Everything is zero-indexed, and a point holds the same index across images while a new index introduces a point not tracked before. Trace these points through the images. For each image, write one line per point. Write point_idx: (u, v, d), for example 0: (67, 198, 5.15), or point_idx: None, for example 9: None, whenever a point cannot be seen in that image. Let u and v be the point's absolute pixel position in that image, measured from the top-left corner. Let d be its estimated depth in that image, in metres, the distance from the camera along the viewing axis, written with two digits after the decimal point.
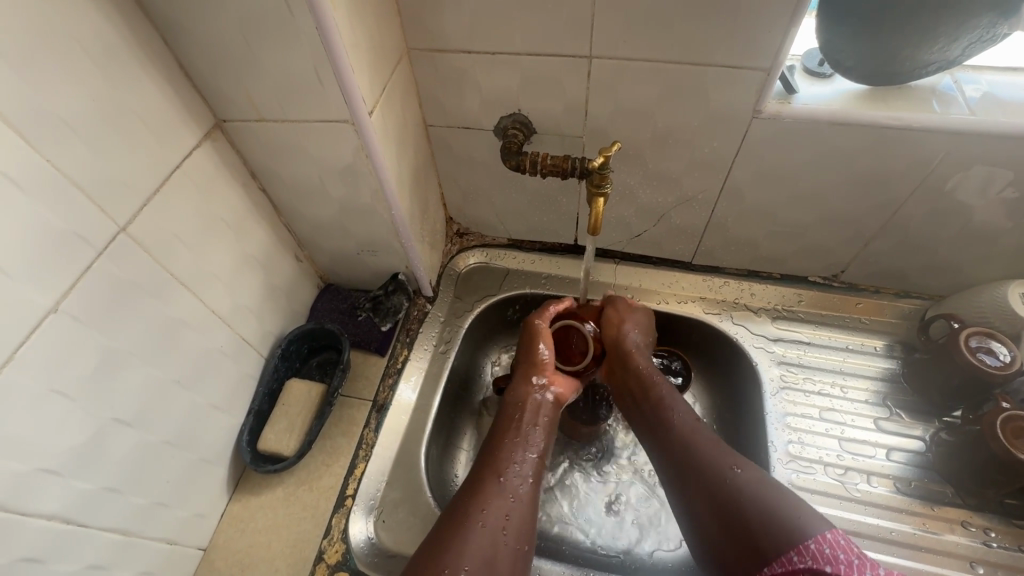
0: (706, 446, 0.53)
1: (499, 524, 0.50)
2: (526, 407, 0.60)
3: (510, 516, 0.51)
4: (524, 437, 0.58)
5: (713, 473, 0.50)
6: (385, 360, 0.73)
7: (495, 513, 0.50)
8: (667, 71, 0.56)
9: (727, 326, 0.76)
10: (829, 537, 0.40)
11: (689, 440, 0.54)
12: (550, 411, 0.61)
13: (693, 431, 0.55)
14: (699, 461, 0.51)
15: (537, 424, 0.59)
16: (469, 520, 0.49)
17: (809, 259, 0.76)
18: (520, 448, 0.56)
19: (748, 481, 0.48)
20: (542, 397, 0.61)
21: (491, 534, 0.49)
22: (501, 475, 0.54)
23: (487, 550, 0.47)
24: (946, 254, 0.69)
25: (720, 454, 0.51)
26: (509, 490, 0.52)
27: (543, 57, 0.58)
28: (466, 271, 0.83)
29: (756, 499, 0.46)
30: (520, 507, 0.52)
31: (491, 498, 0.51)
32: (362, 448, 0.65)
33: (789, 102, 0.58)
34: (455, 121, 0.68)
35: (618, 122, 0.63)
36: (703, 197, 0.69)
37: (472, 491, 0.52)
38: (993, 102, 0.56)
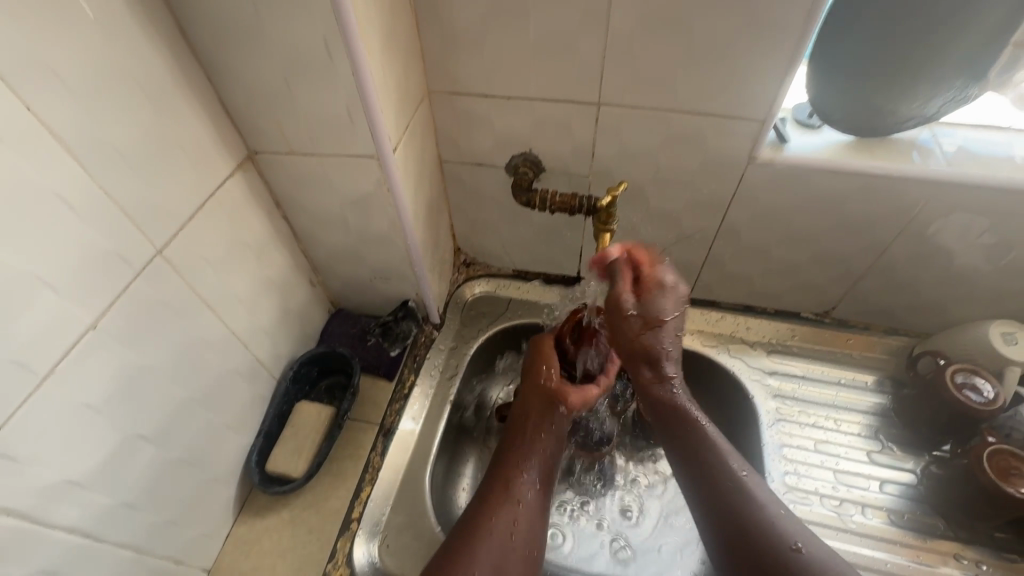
0: (755, 503, 0.51)
1: (509, 526, 0.53)
2: (532, 416, 0.63)
3: (519, 525, 0.54)
4: (533, 446, 0.61)
5: (774, 557, 0.47)
6: (392, 385, 0.75)
7: (508, 514, 0.54)
8: (670, 119, 0.60)
9: (724, 358, 0.79)
10: None
11: (732, 495, 0.52)
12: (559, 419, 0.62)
13: (741, 492, 0.52)
14: (757, 542, 0.48)
15: (543, 432, 0.61)
16: (479, 528, 0.52)
17: (801, 296, 0.79)
18: (528, 455, 0.60)
19: (813, 564, 0.45)
20: (551, 409, 0.63)
21: (499, 542, 0.51)
22: (510, 484, 0.57)
23: (503, 549, 0.51)
24: (931, 294, 0.72)
25: (774, 526, 0.49)
26: (518, 497, 0.56)
27: (554, 103, 0.62)
28: (472, 300, 0.86)
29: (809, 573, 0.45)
30: (527, 512, 0.55)
31: (500, 508, 0.54)
32: (368, 471, 0.66)
33: (782, 150, 0.62)
34: (468, 157, 0.72)
35: (622, 163, 0.67)
36: (702, 235, 0.73)
37: (483, 497, 0.56)
38: (970, 156, 0.61)
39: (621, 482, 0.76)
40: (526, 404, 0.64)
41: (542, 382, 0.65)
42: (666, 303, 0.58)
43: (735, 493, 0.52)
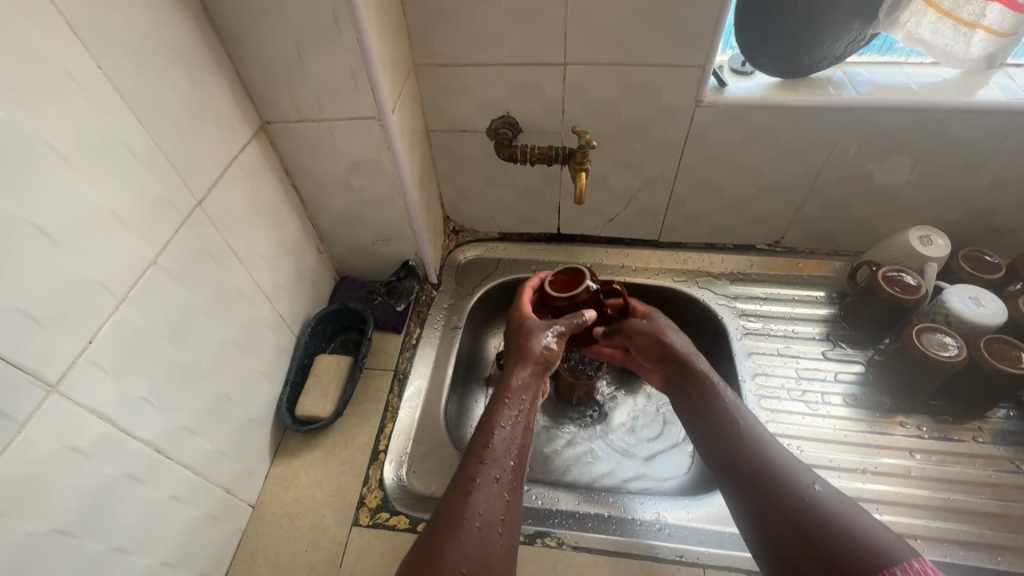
0: (773, 455, 0.54)
1: (495, 520, 0.48)
2: (522, 392, 0.60)
3: (506, 520, 0.49)
4: (514, 424, 0.57)
5: (791, 496, 0.49)
6: (401, 337, 0.82)
7: (494, 507, 0.49)
8: (627, 72, 0.70)
9: (694, 289, 0.89)
10: (915, 564, 0.39)
11: (751, 447, 0.55)
12: (536, 400, 0.60)
13: (759, 443, 0.55)
14: (777, 484, 0.51)
15: (527, 410, 0.59)
16: (465, 518, 0.47)
17: (754, 229, 0.90)
18: (507, 436, 0.55)
19: (827, 500, 0.48)
20: (535, 384, 0.61)
21: (485, 536, 0.47)
22: (494, 469, 0.52)
23: (490, 543, 0.46)
24: (860, 213, 0.84)
25: (795, 473, 0.51)
26: (502, 489, 0.51)
27: (527, 67, 0.72)
28: (465, 262, 0.96)
29: (819, 512, 0.47)
30: (512, 508, 0.50)
31: (486, 496, 0.49)
32: (389, 410, 0.73)
33: (722, 93, 0.72)
34: (452, 124, 0.80)
35: (589, 117, 0.76)
36: (663, 179, 0.83)
37: (465, 486, 0.50)
38: (876, 87, 0.72)
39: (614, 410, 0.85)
40: (507, 385, 0.60)
41: (518, 361, 0.63)
42: (662, 320, 0.72)
43: (757, 445, 0.55)
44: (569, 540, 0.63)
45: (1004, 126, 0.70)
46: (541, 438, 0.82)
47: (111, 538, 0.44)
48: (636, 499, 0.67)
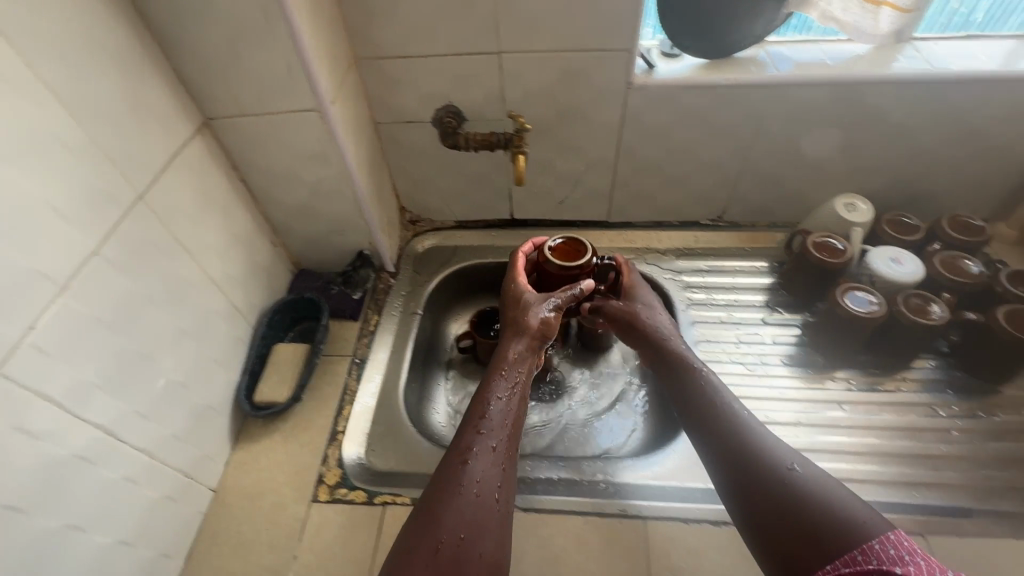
0: (756, 433, 0.57)
1: (491, 488, 0.53)
2: (518, 362, 0.64)
3: (502, 488, 0.53)
4: (507, 394, 0.61)
5: (771, 470, 0.52)
6: (359, 323, 0.84)
7: (491, 475, 0.53)
8: (559, 58, 0.74)
9: (642, 266, 0.93)
10: (891, 539, 0.42)
11: (735, 424, 0.58)
12: (530, 372, 0.65)
13: (736, 420, 0.58)
14: (757, 457, 0.54)
15: (521, 381, 0.63)
16: (461, 488, 0.51)
17: (697, 206, 0.94)
18: (500, 409, 0.59)
19: (808, 481, 0.50)
20: (530, 354, 0.66)
21: (482, 503, 0.51)
22: (488, 440, 0.56)
23: (484, 510, 0.51)
24: (793, 185, 0.89)
25: (777, 450, 0.54)
26: (498, 460, 0.55)
27: (463, 56, 0.74)
28: (424, 251, 0.98)
29: (798, 488, 0.50)
30: (506, 476, 0.55)
31: (483, 468, 0.53)
32: (347, 394, 0.76)
33: (651, 75, 0.76)
34: (398, 116, 0.83)
35: (528, 103, 0.79)
36: (605, 161, 0.87)
37: (462, 455, 0.54)
38: (795, 63, 0.77)
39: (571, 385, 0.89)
40: (501, 359, 0.65)
41: (514, 336, 0.67)
42: (644, 299, 0.78)
43: (740, 424, 0.58)
44: (520, 501, 0.67)
45: (912, 95, 0.75)
46: None
47: (65, 516, 0.47)
48: (585, 463, 0.70)
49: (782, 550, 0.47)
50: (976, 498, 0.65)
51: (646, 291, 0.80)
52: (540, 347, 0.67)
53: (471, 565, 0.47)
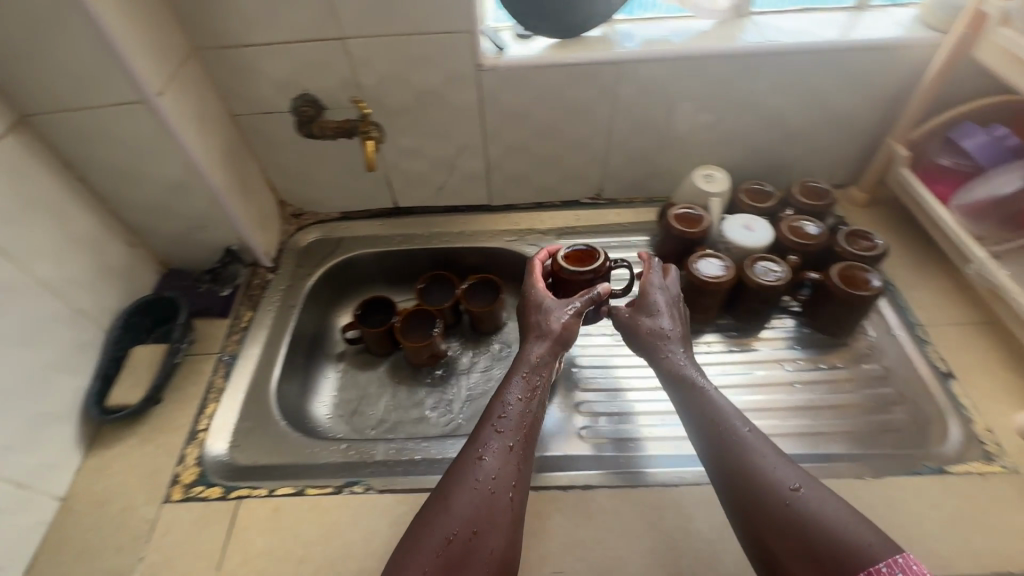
0: (761, 446, 0.55)
1: (505, 485, 0.55)
2: (535, 368, 0.65)
3: (516, 487, 0.55)
4: (520, 398, 0.61)
5: (772, 489, 0.52)
6: (229, 321, 0.83)
7: (504, 473, 0.56)
8: (403, 41, 0.74)
9: (523, 247, 0.95)
10: (899, 561, 0.43)
11: (738, 434, 0.57)
12: (549, 378, 0.65)
13: (735, 419, 0.58)
14: (761, 471, 0.53)
15: (533, 390, 0.63)
16: (470, 489, 0.54)
17: (574, 186, 0.96)
18: (513, 411, 0.60)
19: (811, 503, 0.50)
20: (544, 359, 0.66)
21: (484, 513, 0.53)
22: (495, 446, 0.57)
23: (490, 513, 0.53)
24: (660, 160, 0.92)
25: (784, 469, 0.53)
26: (506, 471, 0.55)
27: (307, 43, 0.73)
28: (307, 245, 0.97)
29: (798, 512, 0.49)
30: (518, 479, 0.56)
31: (496, 475, 0.55)
32: (212, 392, 0.75)
33: (501, 56, 0.77)
34: (255, 107, 0.81)
35: (385, 89, 0.79)
36: (474, 144, 0.88)
37: (473, 454, 0.56)
38: (641, 41, 0.79)
39: (462, 367, 0.94)
40: (524, 357, 0.65)
41: (536, 337, 0.67)
42: (655, 297, 0.69)
43: (744, 440, 0.56)
44: (377, 484, 0.66)
45: (749, 68, 0.79)
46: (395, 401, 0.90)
47: None
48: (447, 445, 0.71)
49: (768, 544, 0.50)
50: (809, 444, 0.69)
51: (665, 281, 0.72)
52: (557, 351, 0.67)
53: (478, 566, 0.50)
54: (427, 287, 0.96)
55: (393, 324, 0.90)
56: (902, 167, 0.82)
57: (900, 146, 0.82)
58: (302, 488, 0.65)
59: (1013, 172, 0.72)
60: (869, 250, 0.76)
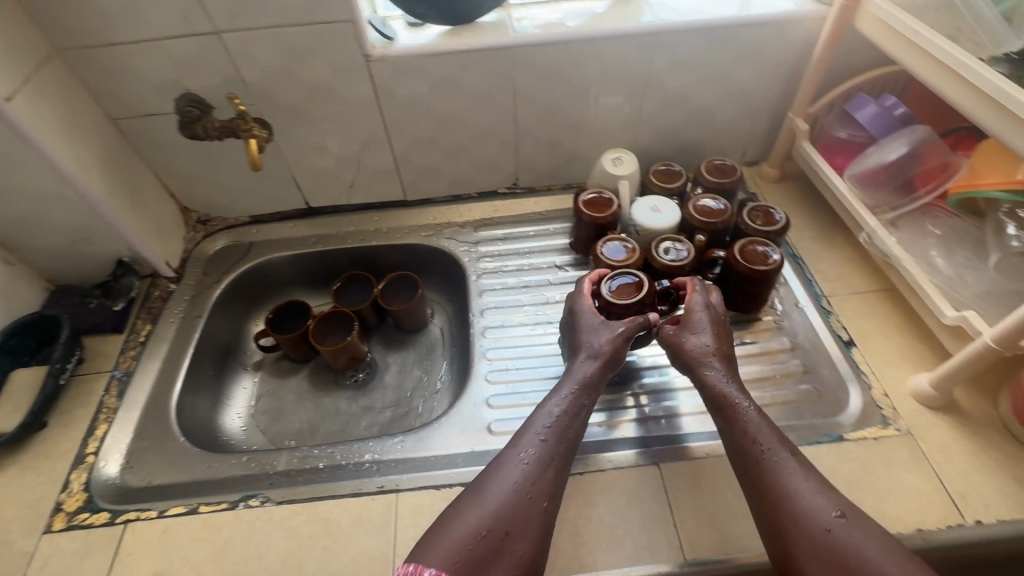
0: (803, 468, 0.54)
1: (540, 494, 0.54)
2: (581, 385, 0.62)
3: (550, 498, 0.55)
4: (566, 410, 0.60)
5: (812, 516, 0.51)
6: (123, 336, 0.80)
7: (539, 480, 0.55)
8: (282, 33, 0.70)
9: (440, 241, 0.93)
10: None
11: (781, 453, 0.55)
12: (593, 402, 0.62)
13: (778, 441, 0.56)
14: (801, 494, 0.52)
15: (581, 404, 0.61)
16: (507, 494, 0.54)
17: (489, 176, 0.95)
18: (557, 423, 0.59)
19: (849, 535, 0.49)
20: (587, 378, 0.63)
21: (516, 529, 0.52)
22: (539, 456, 0.56)
23: (526, 521, 0.52)
24: (571, 146, 0.91)
25: (826, 496, 0.52)
26: (542, 487, 0.55)
27: (180, 39, 0.70)
28: (215, 252, 0.92)
29: (842, 541, 0.49)
30: (547, 496, 0.55)
31: (534, 487, 0.54)
32: (102, 412, 0.72)
33: (389, 45, 0.75)
34: (135, 109, 0.77)
35: (272, 85, 0.76)
36: (377, 138, 0.85)
37: (512, 454, 0.57)
38: (534, 25, 0.78)
39: (385, 368, 0.91)
40: (572, 372, 0.64)
41: (586, 355, 0.65)
42: (699, 316, 0.66)
43: (788, 461, 0.55)
44: (276, 496, 0.63)
45: (645, 48, 0.78)
46: (313, 408, 0.87)
47: None
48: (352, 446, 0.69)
49: (790, 553, 0.50)
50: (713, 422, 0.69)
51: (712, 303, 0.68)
52: (602, 371, 0.64)
53: (504, 567, 0.50)
54: (344, 289, 0.93)
55: (307, 327, 0.87)
56: (802, 141, 0.83)
57: (800, 120, 0.83)
58: (195, 505, 0.63)
59: (898, 139, 0.73)
60: (772, 225, 0.77)
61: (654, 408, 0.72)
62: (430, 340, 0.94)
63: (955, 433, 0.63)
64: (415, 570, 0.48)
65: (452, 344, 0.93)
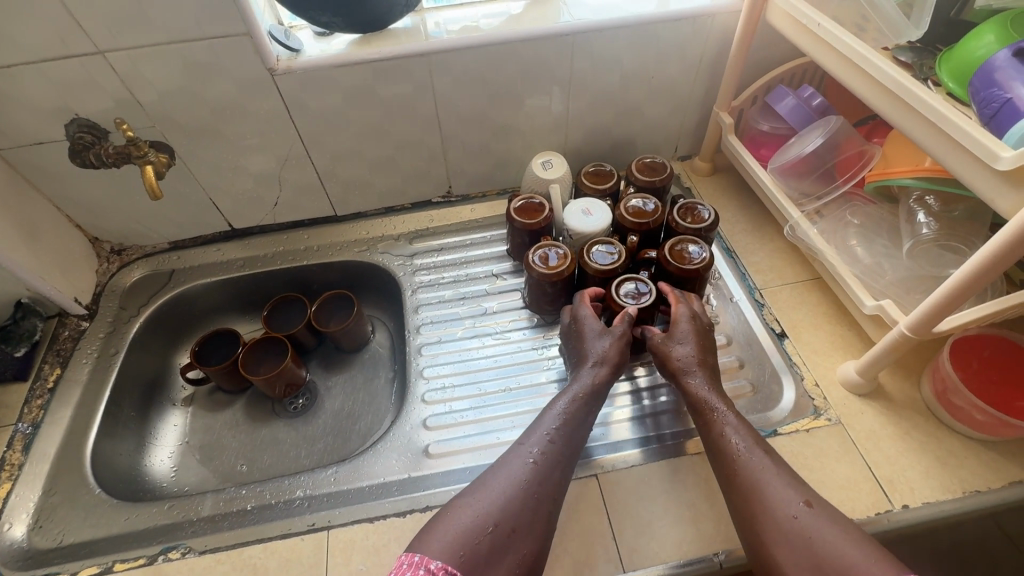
0: (781, 466, 0.54)
1: (543, 498, 0.54)
2: (581, 393, 0.63)
3: (553, 500, 0.55)
4: (571, 418, 0.61)
5: (782, 507, 0.51)
6: (29, 384, 0.74)
7: (543, 485, 0.55)
8: (175, 51, 0.66)
9: (374, 257, 0.90)
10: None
11: (758, 453, 0.55)
12: (592, 411, 0.62)
13: (759, 445, 0.56)
14: (779, 489, 0.52)
15: (583, 411, 0.62)
16: (511, 495, 0.53)
17: (420, 186, 0.92)
18: (559, 429, 0.60)
19: (814, 525, 0.49)
20: (587, 389, 0.63)
21: (513, 533, 0.51)
22: (543, 461, 0.57)
23: (531, 522, 0.53)
24: (501, 150, 0.89)
25: (791, 486, 0.52)
26: (543, 494, 0.55)
27: (60, 61, 0.64)
28: (132, 283, 0.87)
29: (817, 538, 0.48)
30: (546, 505, 0.54)
31: (537, 491, 0.54)
32: (5, 470, 0.66)
33: (295, 58, 0.71)
34: (20, 138, 0.70)
35: (172, 105, 0.71)
36: (296, 154, 0.81)
37: (521, 452, 0.57)
38: (448, 30, 0.75)
39: (324, 392, 0.87)
40: (577, 379, 0.64)
41: (589, 365, 0.65)
42: (685, 326, 0.66)
43: (767, 461, 0.55)
44: (197, 545, 0.60)
45: (565, 49, 0.76)
46: (246, 441, 0.82)
47: None
48: (282, 482, 0.65)
49: (761, 538, 0.51)
50: (654, 426, 0.68)
51: (698, 314, 0.68)
52: (602, 381, 0.64)
53: (503, 564, 0.50)
54: (275, 313, 0.89)
55: (236, 357, 0.82)
56: (727, 135, 0.83)
57: (724, 114, 0.83)
58: (109, 564, 0.59)
59: (815, 131, 0.73)
60: (701, 222, 0.76)
61: (665, 404, 0.70)
62: (371, 359, 0.91)
63: (882, 419, 0.65)
64: (420, 561, 0.48)
65: (393, 361, 0.90)
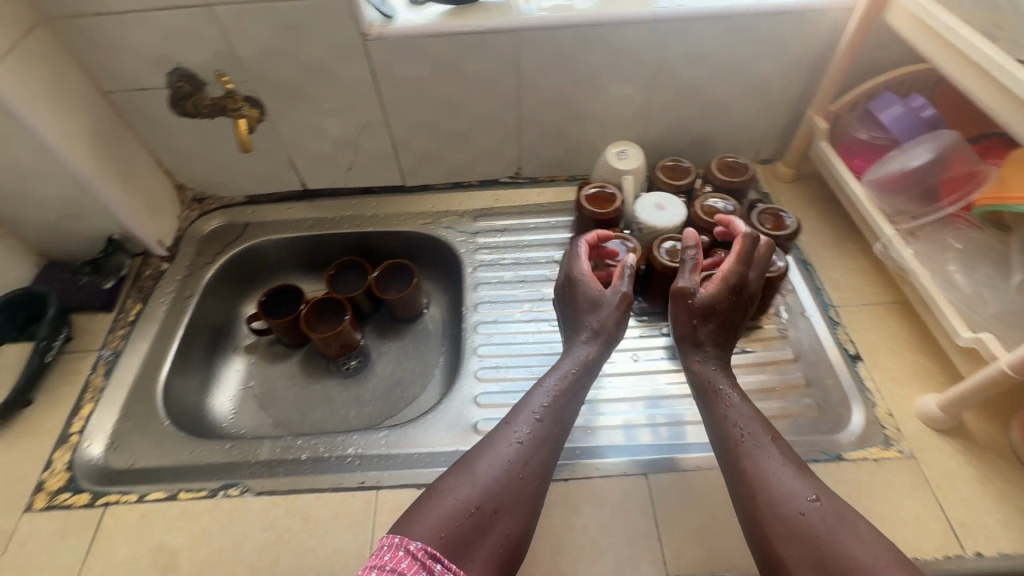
0: (783, 455, 0.54)
1: (526, 476, 0.55)
2: (574, 364, 0.64)
3: (538, 479, 0.55)
4: (555, 398, 0.61)
5: (790, 502, 0.50)
6: (113, 316, 0.79)
7: (528, 466, 0.55)
8: (275, 10, 0.67)
9: (438, 230, 0.91)
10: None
11: (766, 445, 0.55)
12: (586, 379, 0.64)
13: (760, 428, 0.56)
14: (782, 486, 0.51)
15: (573, 388, 0.62)
16: (493, 475, 0.54)
17: (490, 164, 0.91)
18: (545, 411, 0.60)
19: (823, 518, 0.48)
20: (581, 359, 0.64)
21: (496, 511, 0.52)
22: (527, 442, 0.57)
23: (516, 500, 0.53)
24: (576, 136, 0.87)
25: (799, 478, 0.51)
26: (529, 474, 0.55)
27: (170, 11, 0.67)
28: (209, 232, 0.91)
29: (824, 533, 0.47)
30: (531, 483, 0.55)
31: (519, 471, 0.55)
32: (88, 392, 0.72)
33: (387, 25, 0.72)
34: (126, 83, 0.74)
35: (266, 62, 0.73)
36: (375, 122, 0.82)
37: (504, 433, 0.58)
38: (541, 7, 0.74)
39: (377, 357, 0.89)
40: (572, 352, 0.66)
41: (584, 339, 0.67)
42: (710, 289, 0.64)
43: (771, 454, 0.54)
44: (256, 486, 0.63)
45: (659, 36, 0.74)
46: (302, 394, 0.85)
47: None
48: (333, 437, 0.68)
49: (773, 554, 0.49)
50: None
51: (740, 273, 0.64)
52: (595, 346, 0.66)
53: (488, 542, 0.50)
54: (338, 276, 0.91)
55: (299, 313, 0.84)
56: (820, 141, 0.78)
57: (819, 118, 0.79)
58: (175, 491, 0.63)
59: (922, 145, 0.69)
60: (782, 229, 0.73)
61: None
62: (424, 330, 0.92)
63: (959, 459, 0.60)
64: (399, 542, 0.47)
65: (445, 335, 0.91)
